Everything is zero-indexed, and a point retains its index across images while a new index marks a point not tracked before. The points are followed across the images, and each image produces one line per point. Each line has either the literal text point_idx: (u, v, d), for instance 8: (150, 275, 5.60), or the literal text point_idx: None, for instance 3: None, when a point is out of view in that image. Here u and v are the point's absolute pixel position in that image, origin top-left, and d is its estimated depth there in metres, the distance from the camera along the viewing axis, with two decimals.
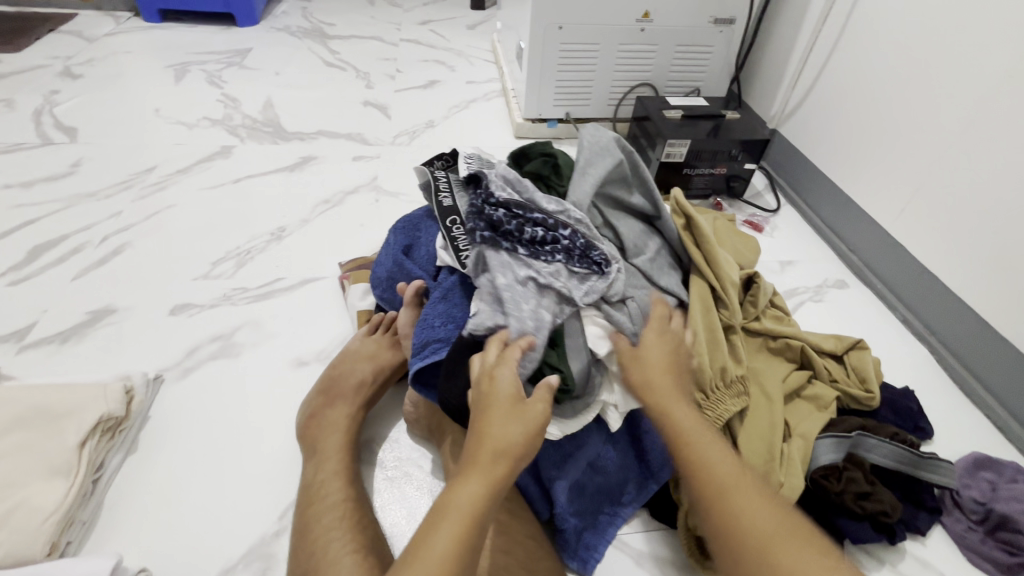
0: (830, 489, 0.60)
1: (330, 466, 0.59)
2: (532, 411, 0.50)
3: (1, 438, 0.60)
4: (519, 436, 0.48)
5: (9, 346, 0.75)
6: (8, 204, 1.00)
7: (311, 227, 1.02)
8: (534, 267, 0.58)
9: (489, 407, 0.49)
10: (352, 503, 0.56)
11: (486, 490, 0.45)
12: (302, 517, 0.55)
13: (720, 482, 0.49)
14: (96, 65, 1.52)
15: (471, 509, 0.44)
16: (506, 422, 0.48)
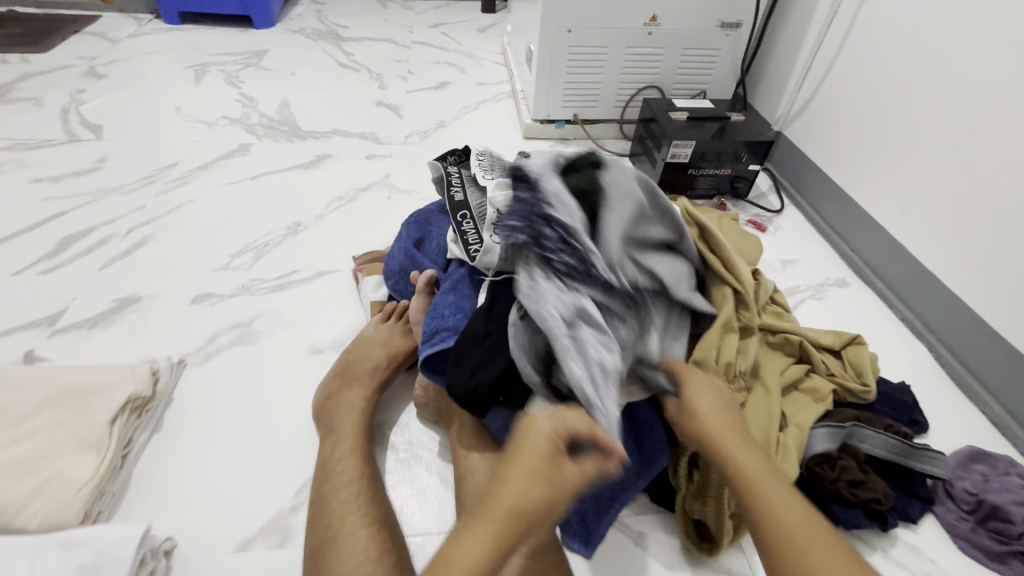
0: (824, 476, 0.63)
1: (347, 445, 0.62)
2: (568, 472, 0.43)
3: (37, 414, 0.64)
4: (545, 494, 0.41)
5: (41, 330, 0.79)
6: (37, 197, 1.05)
7: (326, 222, 1.06)
8: (597, 345, 0.55)
9: (520, 455, 0.43)
10: (366, 480, 0.59)
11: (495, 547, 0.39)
12: (319, 491, 0.58)
13: (760, 494, 0.48)
14: (120, 66, 1.57)
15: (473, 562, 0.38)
16: (536, 478, 0.42)
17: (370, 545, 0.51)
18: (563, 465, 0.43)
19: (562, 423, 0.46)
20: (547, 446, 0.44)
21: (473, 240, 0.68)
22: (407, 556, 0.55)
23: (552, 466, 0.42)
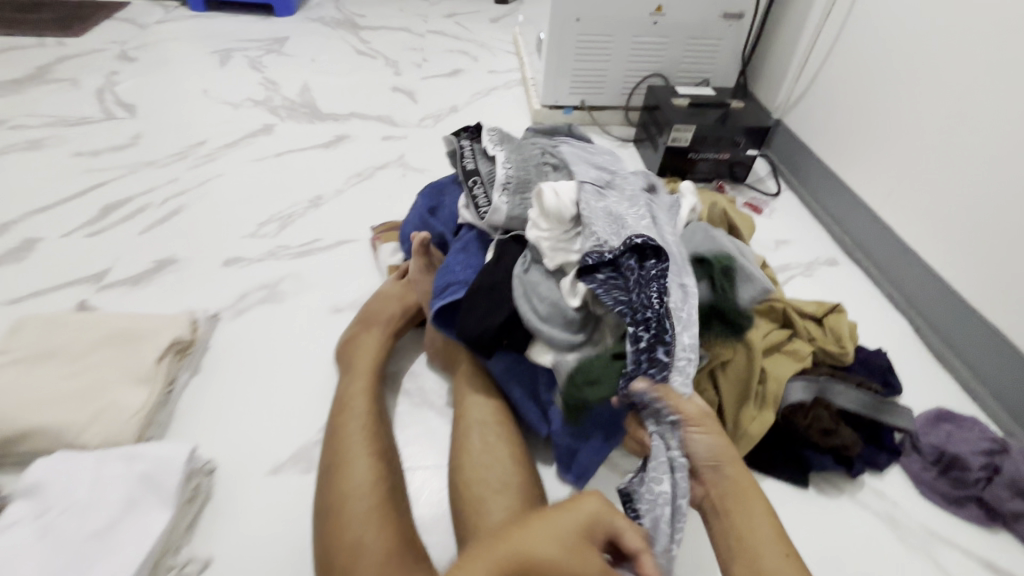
0: (797, 423, 0.69)
1: (359, 383, 0.70)
2: (589, 559, 0.46)
3: (93, 353, 0.72)
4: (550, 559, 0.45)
5: (90, 285, 0.87)
6: (79, 169, 1.13)
7: (345, 196, 1.13)
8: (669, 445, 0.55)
9: (545, 521, 0.47)
10: (374, 414, 0.67)
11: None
12: (334, 420, 0.66)
13: (748, 500, 0.53)
14: (149, 50, 1.65)
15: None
16: (549, 543, 0.46)
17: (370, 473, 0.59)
18: (582, 549, 0.46)
19: (602, 510, 0.50)
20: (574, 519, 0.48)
21: (483, 203, 0.75)
22: (403, 483, 0.62)
23: (573, 544, 0.46)
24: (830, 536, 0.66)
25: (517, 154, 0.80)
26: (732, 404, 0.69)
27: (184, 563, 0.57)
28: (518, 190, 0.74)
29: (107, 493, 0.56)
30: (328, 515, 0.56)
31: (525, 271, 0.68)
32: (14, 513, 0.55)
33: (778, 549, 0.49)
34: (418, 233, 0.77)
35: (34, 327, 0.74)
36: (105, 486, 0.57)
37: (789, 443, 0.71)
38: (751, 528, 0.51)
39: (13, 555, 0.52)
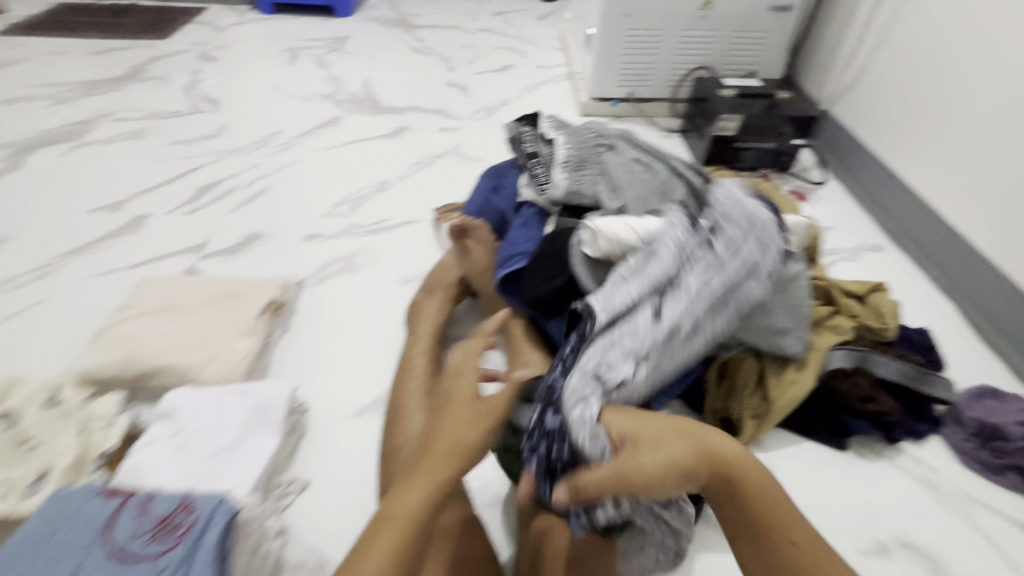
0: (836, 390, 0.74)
1: (420, 344, 0.77)
2: (488, 403, 0.57)
3: (204, 308, 0.83)
4: (470, 444, 0.54)
5: (193, 255, 0.99)
6: (176, 156, 1.27)
7: (408, 181, 1.22)
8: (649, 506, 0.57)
9: (455, 420, 0.55)
10: (432, 372, 0.74)
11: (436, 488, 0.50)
12: (398, 377, 0.74)
13: (747, 487, 0.50)
14: (227, 50, 1.80)
15: (420, 509, 0.49)
16: (464, 429, 0.54)
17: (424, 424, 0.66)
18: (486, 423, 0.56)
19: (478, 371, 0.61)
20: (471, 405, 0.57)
21: (542, 180, 0.83)
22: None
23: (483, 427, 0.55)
24: (867, 494, 0.69)
25: (575, 138, 0.88)
26: (772, 371, 0.74)
27: (288, 482, 0.67)
28: (574, 168, 0.84)
29: (227, 420, 0.67)
30: (388, 460, 0.64)
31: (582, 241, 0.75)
32: (155, 431, 0.65)
33: (792, 537, 0.48)
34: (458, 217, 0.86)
35: (155, 286, 0.86)
36: (225, 414, 0.67)
37: (830, 408, 0.75)
38: (765, 517, 0.49)
39: (158, 462, 0.62)
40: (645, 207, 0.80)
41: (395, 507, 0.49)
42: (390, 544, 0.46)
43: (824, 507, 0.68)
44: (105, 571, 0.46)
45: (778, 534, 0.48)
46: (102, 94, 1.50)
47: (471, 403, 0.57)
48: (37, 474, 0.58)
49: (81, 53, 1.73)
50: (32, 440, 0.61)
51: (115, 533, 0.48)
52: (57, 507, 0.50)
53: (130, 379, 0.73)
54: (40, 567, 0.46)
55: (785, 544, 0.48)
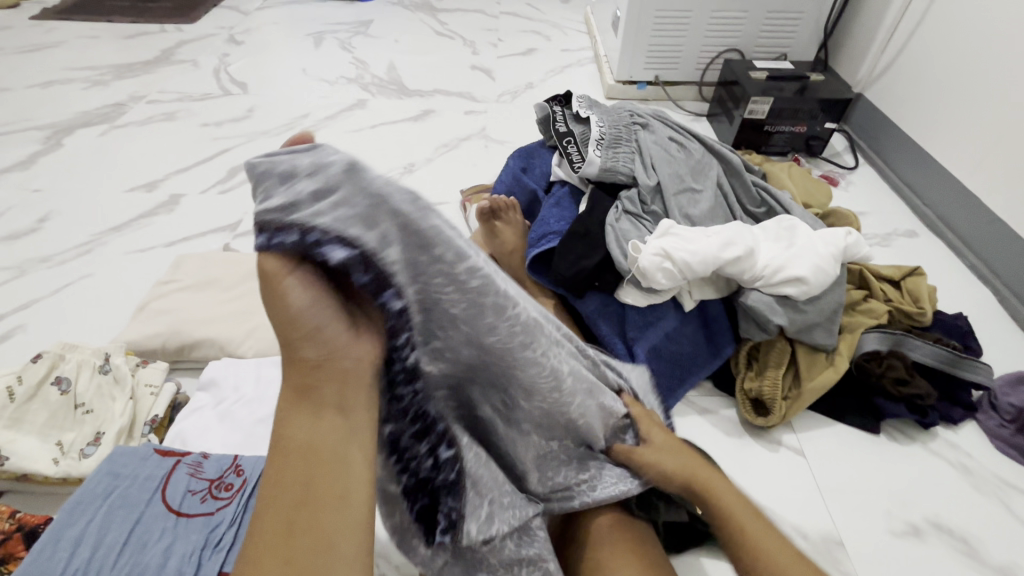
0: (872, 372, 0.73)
1: None
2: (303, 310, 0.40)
3: (240, 284, 0.85)
4: (331, 343, 0.40)
5: (227, 233, 1.01)
6: (207, 137, 1.29)
7: (434, 164, 1.23)
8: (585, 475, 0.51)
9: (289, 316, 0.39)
10: None
11: (317, 411, 0.38)
12: None
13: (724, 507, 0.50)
14: (253, 34, 1.81)
15: (319, 430, 0.38)
16: (313, 314, 0.39)
17: None
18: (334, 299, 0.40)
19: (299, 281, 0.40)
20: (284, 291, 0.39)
21: (576, 158, 0.84)
22: None
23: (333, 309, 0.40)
24: (900, 476, 0.69)
25: (609, 117, 0.88)
26: (805, 352, 0.74)
27: None
28: (610, 145, 0.84)
29: (268, 391, 0.69)
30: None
31: (616, 220, 0.76)
32: (198, 399, 0.68)
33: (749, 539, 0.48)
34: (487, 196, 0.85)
35: (193, 263, 0.88)
36: (266, 384, 0.69)
37: (862, 392, 0.75)
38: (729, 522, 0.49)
39: (203, 429, 0.65)
40: (680, 183, 0.80)
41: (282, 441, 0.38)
42: (284, 499, 0.36)
43: (854, 488, 0.67)
44: (163, 525, 0.48)
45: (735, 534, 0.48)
46: (135, 77, 1.53)
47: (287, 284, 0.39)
48: (92, 437, 0.61)
49: (113, 37, 1.76)
50: (84, 405, 0.63)
51: (171, 491, 0.50)
52: (115, 465, 0.52)
53: (172, 350, 0.76)
54: (101, 519, 0.48)
55: (741, 550, 0.48)
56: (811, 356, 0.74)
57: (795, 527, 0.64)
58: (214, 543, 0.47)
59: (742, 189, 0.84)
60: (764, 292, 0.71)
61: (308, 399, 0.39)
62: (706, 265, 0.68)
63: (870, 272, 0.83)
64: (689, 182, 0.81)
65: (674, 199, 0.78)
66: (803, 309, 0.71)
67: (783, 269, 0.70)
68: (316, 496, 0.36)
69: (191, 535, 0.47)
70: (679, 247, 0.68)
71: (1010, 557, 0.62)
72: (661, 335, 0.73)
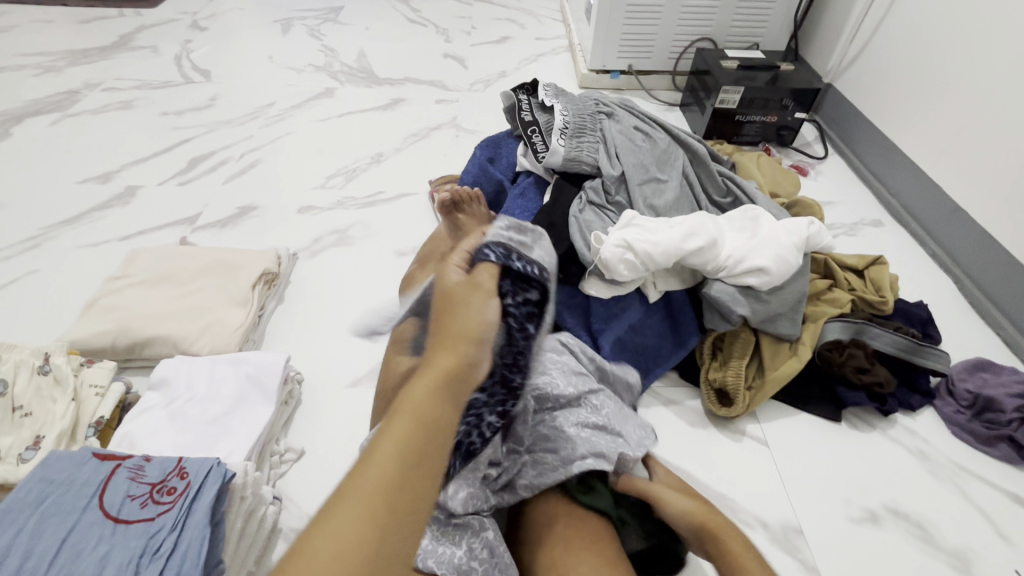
0: (834, 361, 0.74)
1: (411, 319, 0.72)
2: (472, 303, 0.50)
3: (196, 279, 0.82)
4: (471, 355, 0.46)
5: (185, 227, 0.98)
6: (167, 126, 1.25)
7: (403, 154, 1.20)
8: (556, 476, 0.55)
9: (459, 314, 0.49)
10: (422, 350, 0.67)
11: (436, 396, 0.42)
12: (391, 352, 0.69)
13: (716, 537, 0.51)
14: (217, 20, 1.75)
15: (432, 415, 0.41)
16: (472, 321, 0.48)
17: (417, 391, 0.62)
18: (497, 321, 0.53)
19: (484, 289, 0.52)
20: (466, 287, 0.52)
21: (540, 148, 0.82)
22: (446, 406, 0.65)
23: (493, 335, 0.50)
24: (860, 464, 0.70)
25: (574, 106, 0.87)
26: (769, 341, 0.74)
27: (283, 450, 0.66)
28: (574, 134, 0.82)
29: (221, 390, 0.66)
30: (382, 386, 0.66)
31: (580, 211, 0.75)
32: (148, 399, 0.65)
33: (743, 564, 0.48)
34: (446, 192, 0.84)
35: (147, 256, 0.85)
36: (219, 382, 0.67)
37: (825, 381, 0.75)
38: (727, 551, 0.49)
39: (152, 430, 0.62)
40: (645, 173, 0.80)
41: (402, 406, 0.41)
42: (383, 475, 0.37)
43: (814, 475, 0.68)
44: (99, 532, 0.46)
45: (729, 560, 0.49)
46: (91, 63, 1.47)
47: (477, 284, 0.52)
48: (31, 440, 0.58)
49: (67, 21, 1.69)
50: (23, 408, 0.60)
51: (110, 496, 0.48)
52: (49, 471, 0.49)
53: (123, 349, 0.73)
54: (32, 528, 0.46)
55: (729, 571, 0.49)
56: (776, 346, 0.74)
57: (756, 517, 0.64)
58: (153, 550, 0.45)
59: (708, 179, 0.84)
60: (727, 281, 0.71)
61: (441, 383, 0.43)
62: (668, 256, 0.67)
63: (835, 262, 0.84)
64: (654, 172, 0.80)
65: (638, 190, 0.78)
66: (765, 299, 0.71)
67: (744, 260, 0.70)
68: (406, 493, 0.37)
69: (129, 542, 0.46)
70: (641, 239, 0.67)
71: (963, 541, 0.63)
72: (625, 327, 0.73)
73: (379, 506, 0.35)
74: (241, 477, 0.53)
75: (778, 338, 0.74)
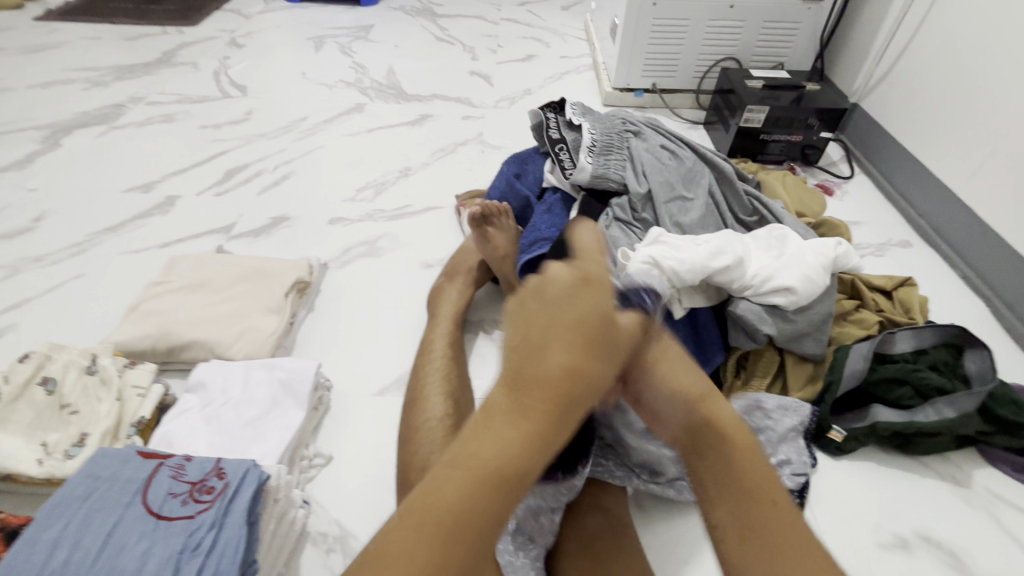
0: (878, 396, 0.72)
1: (441, 329, 0.74)
2: (598, 342, 0.46)
3: (232, 285, 0.85)
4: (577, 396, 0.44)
5: (221, 236, 1.02)
6: (205, 139, 1.30)
7: (430, 168, 1.23)
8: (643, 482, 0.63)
9: (573, 342, 0.46)
10: (449, 362, 0.69)
11: (519, 441, 0.41)
12: (419, 360, 0.70)
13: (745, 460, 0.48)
14: (254, 38, 1.82)
15: (515, 455, 0.40)
16: (570, 360, 0.45)
17: (444, 411, 0.61)
18: (614, 353, 0.48)
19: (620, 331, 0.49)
20: (594, 323, 0.47)
21: (568, 165, 0.84)
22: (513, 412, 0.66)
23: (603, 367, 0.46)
24: (890, 488, 0.69)
25: (601, 124, 0.89)
26: (794, 360, 0.74)
27: (312, 455, 0.68)
28: (602, 152, 0.84)
29: (255, 394, 0.68)
30: (415, 388, 0.65)
31: (607, 227, 0.77)
32: (186, 401, 0.68)
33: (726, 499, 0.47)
34: (476, 206, 0.84)
35: (185, 263, 0.88)
36: (254, 387, 0.69)
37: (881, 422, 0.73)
38: (752, 480, 0.47)
39: (189, 431, 0.65)
40: (672, 191, 0.81)
41: (476, 440, 0.41)
42: (454, 503, 0.38)
43: (862, 518, 0.65)
44: (142, 528, 0.48)
45: (755, 496, 0.46)
46: (135, 78, 1.54)
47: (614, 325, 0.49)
48: (77, 438, 0.61)
49: (114, 38, 1.77)
50: (70, 405, 0.63)
51: (152, 493, 0.50)
52: (96, 467, 0.52)
53: (162, 352, 0.76)
54: (80, 522, 0.48)
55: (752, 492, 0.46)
56: (799, 371, 0.74)
57: None
58: (193, 547, 0.47)
59: (735, 198, 0.85)
60: (753, 301, 0.71)
61: (533, 423, 0.42)
62: (695, 274, 0.68)
63: (861, 284, 0.82)
64: (681, 190, 0.81)
65: (665, 207, 0.79)
66: (791, 318, 0.71)
67: (771, 279, 0.70)
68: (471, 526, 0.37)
69: (170, 538, 0.47)
70: (668, 257, 0.68)
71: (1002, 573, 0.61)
72: None
73: (450, 535, 0.36)
74: (275, 480, 0.54)
75: (799, 362, 0.75)
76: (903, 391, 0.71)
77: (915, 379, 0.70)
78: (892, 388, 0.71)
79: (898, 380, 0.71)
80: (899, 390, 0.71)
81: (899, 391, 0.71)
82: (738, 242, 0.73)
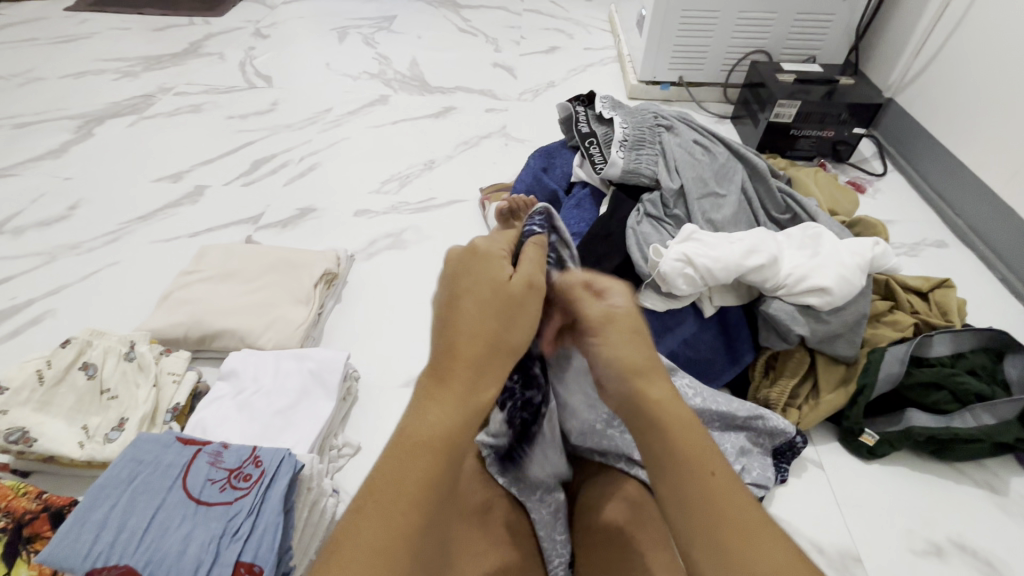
0: (914, 399, 0.70)
1: None
2: (508, 296, 0.48)
3: (261, 275, 0.86)
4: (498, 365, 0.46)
5: (249, 227, 1.03)
6: (232, 129, 1.31)
7: (454, 161, 1.23)
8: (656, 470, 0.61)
9: (481, 305, 0.47)
10: None
11: (447, 421, 0.42)
12: None
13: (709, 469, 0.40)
14: (278, 28, 1.83)
15: (447, 436, 0.41)
16: (483, 323, 0.46)
17: None
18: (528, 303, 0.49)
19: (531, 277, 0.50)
20: (505, 293, 0.48)
21: (598, 160, 0.83)
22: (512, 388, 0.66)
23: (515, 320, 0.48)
24: (922, 493, 0.67)
25: (633, 118, 0.88)
26: (825, 361, 0.73)
27: (342, 445, 0.69)
28: (633, 147, 0.83)
29: (287, 383, 0.69)
30: None
31: (637, 223, 0.76)
32: (219, 389, 0.69)
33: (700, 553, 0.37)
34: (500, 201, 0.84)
35: (215, 253, 0.89)
36: (284, 375, 0.70)
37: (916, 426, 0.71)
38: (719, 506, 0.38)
39: (222, 418, 0.66)
40: (704, 188, 0.79)
41: (413, 430, 0.41)
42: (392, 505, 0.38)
43: (892, 521, 0.65)
44: (184, 512, 0.49)
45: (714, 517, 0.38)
46: (164, 69, 1.56)
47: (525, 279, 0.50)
48: (116, 422, 0.62)
49: (142, 29, 1.80)
50: (110, 391, 0.65)
51: (192, 478, 0.51)
52: (139, 451, 0.53)
53: (195, 340, 0.77)
54: (125, 504, 0.49)
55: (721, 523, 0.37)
56: (830, 373, 0.73)
57: (811, 541, 0.63)
58: (232, 532, 0.48)
59: (768, 196, 0.83)
60: (786, 300, 0.70)
61: (458, 399, 0.43)
62: (728, 272, 0.67)
63: (896, 284, 0.80)
64: (713, 187, 0.80)
65: (697, 204, 0.78)
66: (825, 319, 0.70)
67: (806, 278, 0.69)
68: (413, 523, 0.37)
69: (210, 522, 0.48)
70: (700, 254, 0.67)
71: None
72: (680, 341, 0.73)
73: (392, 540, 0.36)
74: (309, 469, 0.55)
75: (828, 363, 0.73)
76: (939, 395, 0.69)
77: (952, 384, 0.69)
78: (927, 391, 0.69)
79: (935, 384, 0.69)
80: (935, 394, 0.69)
81: (936, 395, 0.69)
82: (771, 240, 0.71)
